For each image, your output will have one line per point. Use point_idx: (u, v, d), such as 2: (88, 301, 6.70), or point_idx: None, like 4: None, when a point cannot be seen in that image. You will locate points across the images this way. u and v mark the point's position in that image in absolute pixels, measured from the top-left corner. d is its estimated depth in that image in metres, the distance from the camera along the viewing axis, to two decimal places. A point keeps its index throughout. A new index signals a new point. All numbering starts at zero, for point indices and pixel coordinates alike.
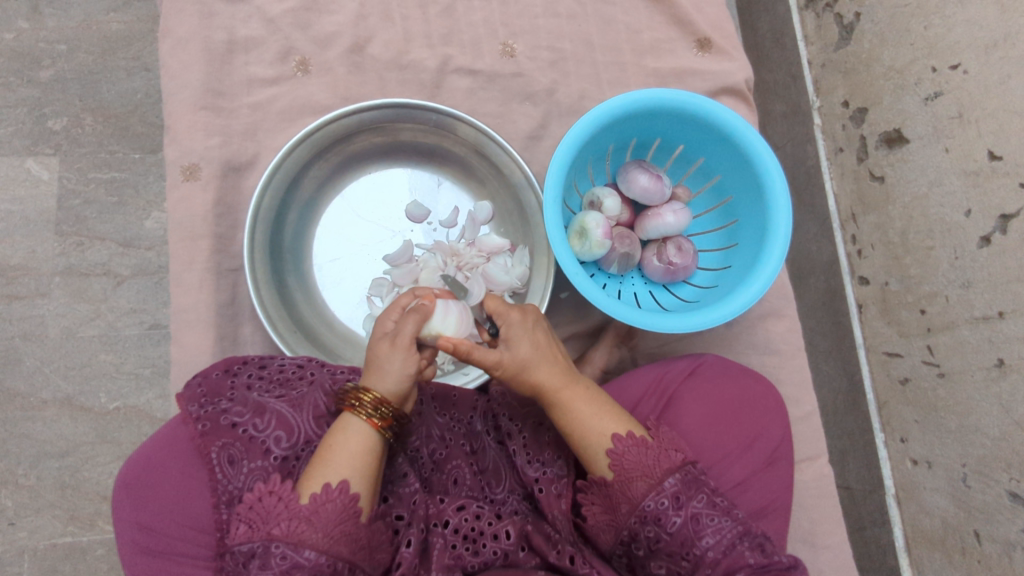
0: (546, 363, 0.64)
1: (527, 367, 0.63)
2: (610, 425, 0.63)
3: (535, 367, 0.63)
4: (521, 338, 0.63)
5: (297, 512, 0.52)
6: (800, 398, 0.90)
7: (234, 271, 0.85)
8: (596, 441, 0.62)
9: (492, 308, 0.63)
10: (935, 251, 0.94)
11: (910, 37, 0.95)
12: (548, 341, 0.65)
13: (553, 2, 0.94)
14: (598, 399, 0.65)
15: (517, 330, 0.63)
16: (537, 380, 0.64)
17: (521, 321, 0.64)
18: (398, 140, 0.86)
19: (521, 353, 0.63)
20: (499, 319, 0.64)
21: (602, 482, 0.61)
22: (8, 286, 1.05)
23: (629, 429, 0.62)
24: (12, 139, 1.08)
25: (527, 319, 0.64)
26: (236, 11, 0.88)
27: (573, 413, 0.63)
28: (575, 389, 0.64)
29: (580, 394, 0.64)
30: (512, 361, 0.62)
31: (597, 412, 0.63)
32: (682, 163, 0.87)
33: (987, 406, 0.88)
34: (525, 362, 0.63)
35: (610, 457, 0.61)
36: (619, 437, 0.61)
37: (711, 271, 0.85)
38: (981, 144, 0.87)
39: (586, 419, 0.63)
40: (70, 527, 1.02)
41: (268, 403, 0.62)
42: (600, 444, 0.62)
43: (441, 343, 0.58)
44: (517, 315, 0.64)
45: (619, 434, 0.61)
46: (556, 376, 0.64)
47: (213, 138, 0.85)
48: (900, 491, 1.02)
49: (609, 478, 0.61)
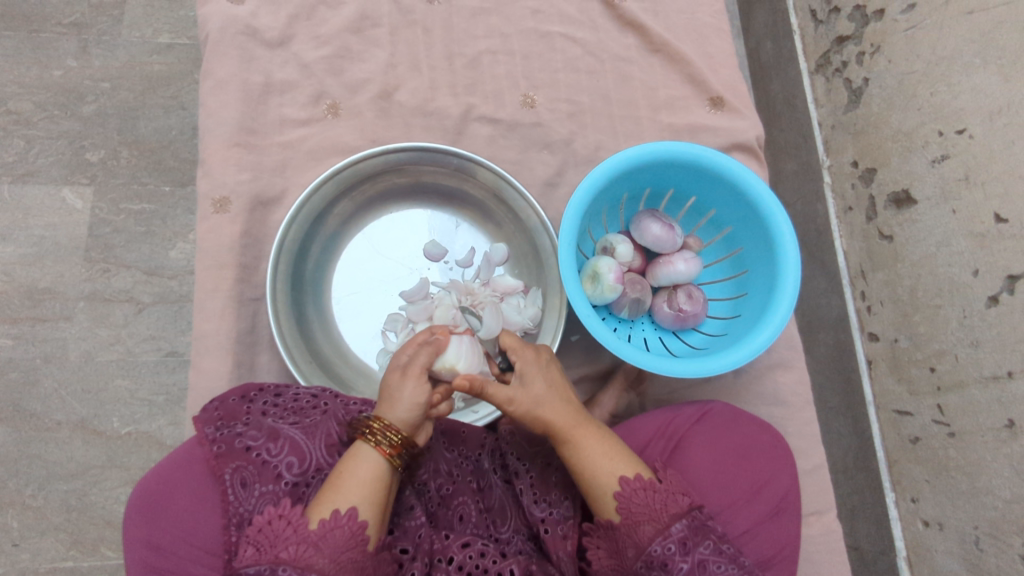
0: (558, 402, 0.64)
1: (541, 404, 0.64)
2: (620, 467, 0.62)
3: (548, 404, 0.64)
4: (535, 376, 0.64)
5: (306, 537, 0.53)
6: (809, 450, 0.90)
7: (255, 300, 0.88)
8: (604, 482, 0.62)
9: (507, 343, 0.66)
10: (944, 310, 0.95)
11: (917, 103, 0.98)
12: (560, 381, 0.66)
13: (574, 58, 0.99)
14: (608, 439, 0.65)
15: (532, 366, 0.65)
16: (549, 417, 0.64)
17: (535, 359, 0.65)
18: (420, 182, 0.90)
19: (535, 389, 0.64)
20: (514, 354, 0.65)
21: (608, 525, 0.61)
22: (35, 308, 1.08)
23: (637, 471, 0.62)
24: (51, 168, 1.13)
25: (540, 358, 0.66)
26: (273, 56, 0.93)
27: (584, 451, 0.63)
28: (585, 427, 0.64)
29: (590, 433, 0.64)
30: (527, 395, 0.63)
31: (608, 451, 0.63)
32: (694, 215, 0.89)
33: (998, 467, 0.87)
34: (539, 399, 0.64)
35: (617, 500, 0.61)
36: (627, 480, 0.61)
37: (721, 319, 0.87)
38: (988, 207, 0.89)
39: (596, 459, 0.63)
40: (72, 552, 1.02)
41: (282, 429, 0.63)
42: (609, 485, 0.62)
43: (458, 381, 0.60)
44: (532, 353, 0.66)
45: (627, 477, 0.61)
46: (567, 414, 0.64)
47: (244, 173, 0.89)
48: (911, 554, 1.00)
49: (615, 521, 0.61)
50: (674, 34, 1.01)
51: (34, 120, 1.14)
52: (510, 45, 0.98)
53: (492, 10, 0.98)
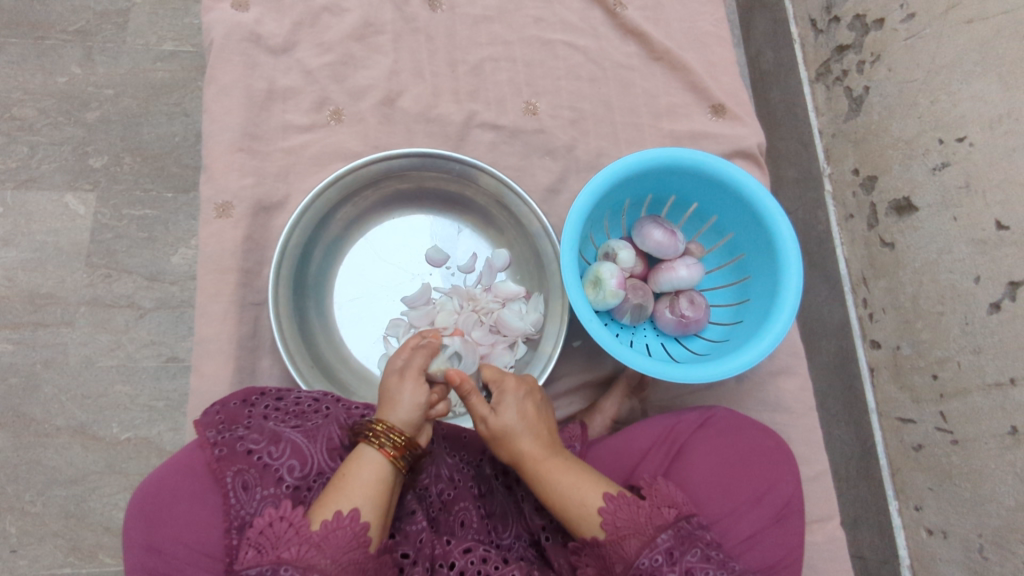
0: (529, 434, 0.64)
1: (510, 434, 0.64)
2: (593, 495, 0.61)
3: (519, 435, 0.64)
4: (509, 406, 0.65)
5: (309, 538, 0.52)
6: (811, 456, 0.89)
7: (257, 304, 0.88)
8: (574, 509, 0.61)
9: (487, 374, 0.67)
10: (946, 317, 0.95)
11: (917, 111, 0.99)
12: (536, 413, 0.66)
13: (575, 65, 0.99)
14: (580, 471, 0.64)
15: (508, 397, 0.65)
16: (519, 449, 0.64)
17: (513, 389, 0.66)
18: (422, 188, 0.90)
19: (506, 420, 0.64)
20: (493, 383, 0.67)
21: (592, 543, 0.60)
22: (36, 313, 1.08)
23: (617, 491, 0.62)
24: (54, 174, 1.13)
25: (521, 389, 0.66)
26: (277, 62, 0.93)
27: (552, 484, 0.63)
28: (556, 459, 0.64)
29: (559, 466, 0.63)
30: (497, 424, 0.64)
31: (577, 482, 0.62)
32: (696, 221, 0.90)
33: (1002, 475, 0.86)
34: (508, 429, 0.64)
35: (600, 517, 0.60)
36: (611, 497, 0.60)
37: (723, 325, 0.87)
38: (989, 214, 0.89)
39: (565, 489, 0.62)
40: (70, 558, 1.01)
41: (283, 432, 0.63)
42: (580, 512, 0.61)
43: (451, 375, 0.64)
44: (511, 383, 0.66)
45: (610, 493, 0.61)
46: (538, 447, 0.64)
47: (247, 178, 0.89)
48: (915, 562, 1.00)
49: (600, 538, 0.60)
50: (676, 43, 1.02)
51: (38, 127, 1.14)
52: (512, 53, 0.98)
53: (494, 18, 0.99)
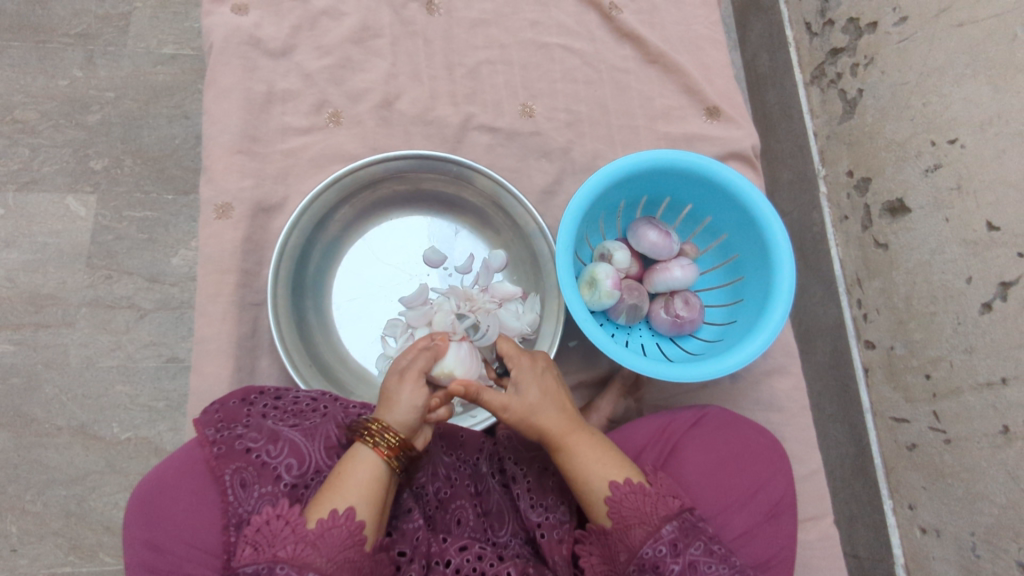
0: (554, 408, 0.65)
1: (536, 410, 0.64)
2: (614, 470, 0.63)
3: (545, 411, 0.65)
4: (530, 383, 0.65)
5: (304, 536, 0.53)
6: (805, 455, 0.90)
7: (255, 305, 0.89)
8: (598, 485, 0.62)
9: (504, 350, 0.68)
10: (938, 317, 0.96)
11: (910, 113, 1.00)
12: (556, 388, 0.67)
13: (571, 68, 1.00)
14: (601, 444, 0.65)
15: (527, 374, 0.66)
16: (546, 425, 0.64)
17: (531, 366, 0.66)
18: (420, 190, 0.91)
19: (530, 396, 0.64)
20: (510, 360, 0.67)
21: (601, 531, 0.62)
22: (37, 314, 1.09)
23: (627, 476, 0.63)
24: (55, 176, 1.14)
25: (537, 365, 0.67)
26: (276, 65, 0.94)
27: (578, 457, 0.64)
28: (580, 432, 0.65)
29: (585, 439, 0.65)
30: (523, 402, 0.64)
31: (601, 457, 0.64)
32: (690, 222, 0.91)
33: (994, 473, 0.87)
34: (534, 406, 0.64)
35: (608, 505, 0.61)
36: (618, 485, 0.61)
37: (717, 325, 0.87)
38: (980, 215, 0.90)
39: (590, 464, 0.63)
40: (70, 557, 1.02)
41: (281, 431, 0.64)
42: (602, 489, 0.62)
43: (453, 387, 0.62)
44: (528, 360, 0.67)
45: (617, 482, 0.62)
46: (563, 421, 0.65)
47: (246, 180, 0.90)
48: (909, 561, 1.00)
49: (608, 527, 0.62)
50: (671, 46, 1.03)
51: (40, 129, 1.15)
52: (509, 56, 0.99)
53: (491, 22, 1.00)
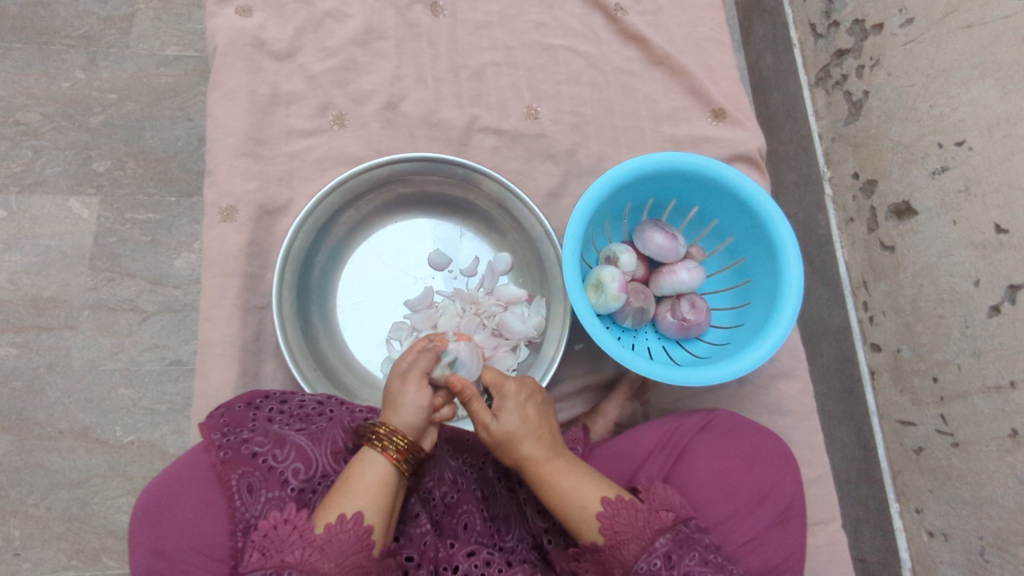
0: (531, 438, 0.63)
1: (514, 440, 0.62)
2: (596, 495, 0.62)
3: (522, 440, 0.63)
4: (511, 412, 0.63)
5: (312, 541, 0.53)
6: (813, 459, 0.90)
7: (260, 308, 0.88)
8: (578, 513, 0.61)
9: (489, 378, 0.64)
10: (946, 320, 0.95)
11: (916, 115, 0.99)
12: (538, 417, 0.64)
13: (577, 70, 1.00)
14: (584, 472, 0.64)
15: (509, 402, 0.63)
16: (522, 454, 0.63)
17: (515, 394, 0.64)
18: (425, 192, 0.90)
19: (508, 426, 0.62)
20: (494, 388, 0.64)
21: (593, 548, 0.61)
22: (40, 317, 1.08)
23: (617, 493, 0.62)
24: (58, 178, 1.14)
25: (521, 392, 0.64)
26: (280, 68, 0.94)
27: (555, 486, 0.62)
28: (559, 462, 0.63)
29: (564, 469, 0.63)
30: (499, 433, 0.62)
31: (580, 485, 0.62)
32: (696, 225, 0.90)
33: (1002, 477, 0.87)
34: (511, 435, 0.62)
35: (599, 521, 0.60)
36: (608, 501, 0.61)
37: (724, 328, 0.87)
38: (988, 218, 0.89)
39: (569, 491, 0.62)
40: (73, 562, 1.01)
41: (288, 435, 0.64)
42: (583, 515, 0.61)
43: (452, 381, 0.62)
44: (512, 388, 0.64)
45: (608, 498, 0.61)
46: (542, 450, 0.63)
47: (251, 182, 0.90)
48: (917, 565, 1.00)
49: (600, 543, 0.60)
50: (676, 47, 1.02)
51: (42, 131, 1.15)
52: (514, 57, 0.99)
53: (496, 24, 1.00)
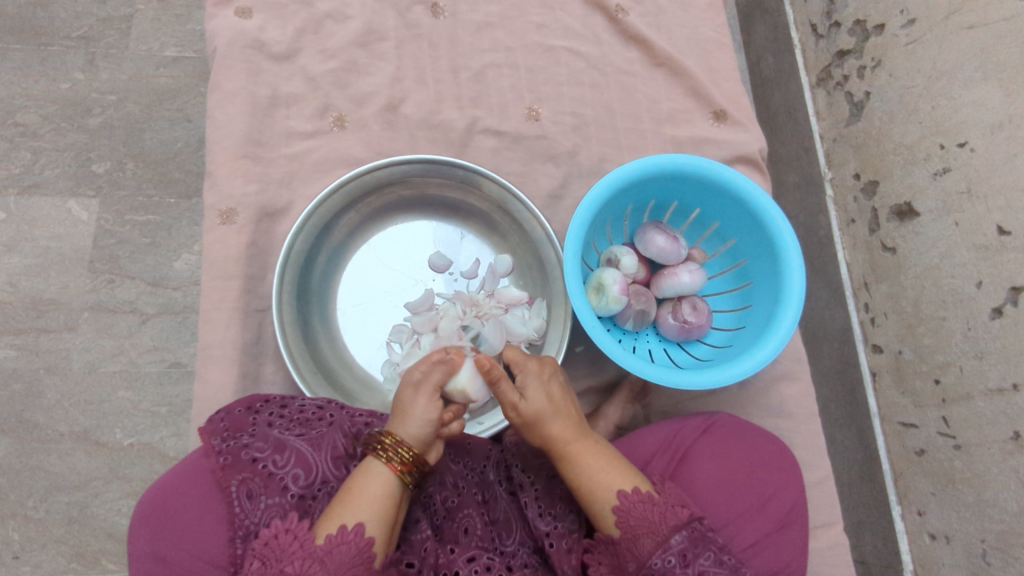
0: (558, 416, 0.64)
1: (540, 418, 0.63)
2: (619, 479, 0.62)
3: (548, 419, 0.64)
4: (536, 391, 0.64)
5: (311, 553, 0.52)
6: (814, 462, 0.89)
7: (260, 311, 0.88)
8: (602, 496, 0.62)
9: (511, 356, 0.66)
10: (948, 322, 0.95)
11: (918, 116, 0.99)
12: (563, 395, 0.66)
13: (578, 71, 1.00)
14: (609, 453, 0.64)
15: (532, 380, 0.64)
16: (550, 433, 0.64)
17: (537, 372, 0.65)
18: (426, 194, 0.90)
19: (535, 404, 0.63)
20: (516, 366, 0.65)
21: (609, 540, 0.61)
22: (39, 319, 1.08)
23: (635, 484, 0.62)
24: (57, 180, 1.13)
25: (544, 371, 0.66)
26: (280, 69, 0.93)
27: (581, 467, 0.63)
28: (586, 439, 0.64)
29: (590, 448, 0.64)
30: (527, 411, 0.63)
31: (606, 467, 0.63)
32: (698, 227, 0.90)
33: (1005, 480, 0.87)
34: (539, 413, 0.63)
35: (615, 514, 0.60)
36: (626, 494, 0.60)
37: (725, 331, 0.87)
38: (990, 220, 0.89)
39: (594, 473, 0.63)
40: (73, 565, 1.01)
41: (288, 440, 0.63)
42: (606, 499, 0.61)
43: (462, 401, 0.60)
44: (534, 366, 0.65)
45: (625, 491, 0.61)
46: (568, 429, 0.64)
47: (250, 184, 0.90)
48: (918, 568, 1.00)
49: (615, 536, 0.61)
50: (677, 48, 1.02)
51: (41, 132, 1.14)
52: (515, 58, 0.99)
53: (497, 24, 0.99)
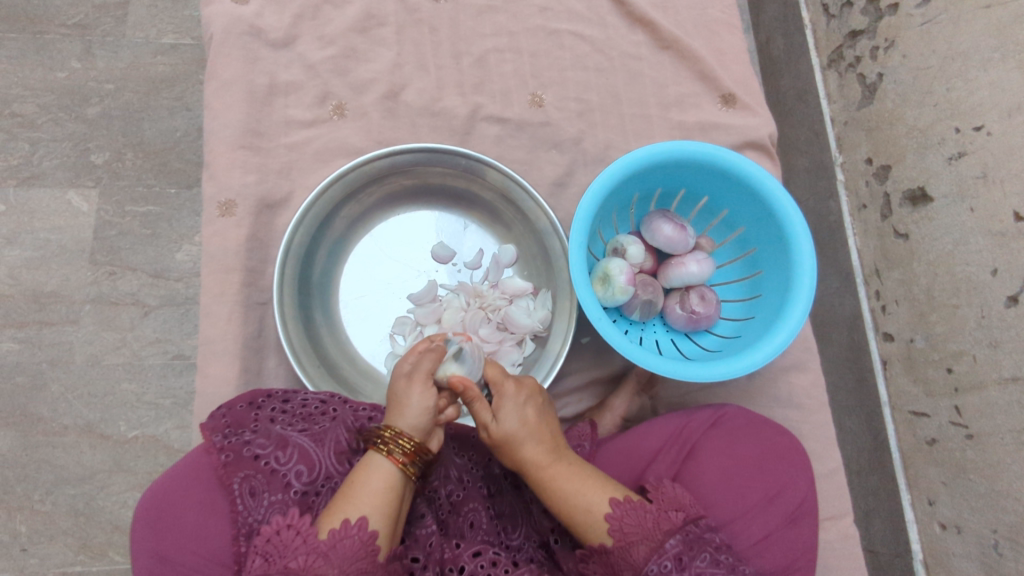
0: (532, 439, 0.62)
1: (513, 441, 0.62)
2: (599, 500, 0.61)
3: (521, 442, 0.62)
4: (510, 413, 0.62)
5: (315, 547, 0.52)
6: (824, 453, 0.88)
7: (262, 304, 0.87)
8: (580, 517, 0.60)
9: (490, 374, 0.64)
10: (961, 310, 0.93)
11: (933, 98, 0.96)
12: (539, 418, 0.64)
13: (582, 56, 0.97)
14: (587, 474, 0.63)
15: (508, 402, 0.63)
16: (523, 456, 0.62)
17: (513, 394, 0.63)
18: (429, 183, 0.88)
19: (507, 426, 0.62)
20: (494, 386, 0.64)
21: (601, 550, 0.59)
22: (41, 312, 1.07)
23: (626, 494, 0.62)
24: (56, 171, 1.12)
25: (521, 393, 0.64)
26: (278, 57, 0.91)
27: (556, 489, 0.61)
28: (562, 464, 0.63)
29: (565, 471, 0.62)
30: (498, 432, 0.62)
31: (582, 488, 0.61)
32: (706, 215, 0.88)
33: (1019, 471, 0.86)
34: (512, 436, 0.62)
35: (607, 523, 0.59)
36: (618, 502, 0.60)
37: (734, 321, 0.85)
38: (1007, 205, 0.87)
39: (570, 496, 0.61)
40: (81, 557, 1.01)
41: (290, 436, 0.62)
42: (586, 519, 0.60)
43: (454, 382, 0.62)
44: (511, 387, 0.64)
45: (617, 499, 0.60)
46: (542, 453, 0.63)
47: (249, 175, 0.88)
48: (928, 557, 0.99)
49: (608, 545, 0.59)
50: (684, 30, 0.99)
51: (39, 123, 1.13)
52: (518, 43, 0.96)
53: (499, 8, 0.97)
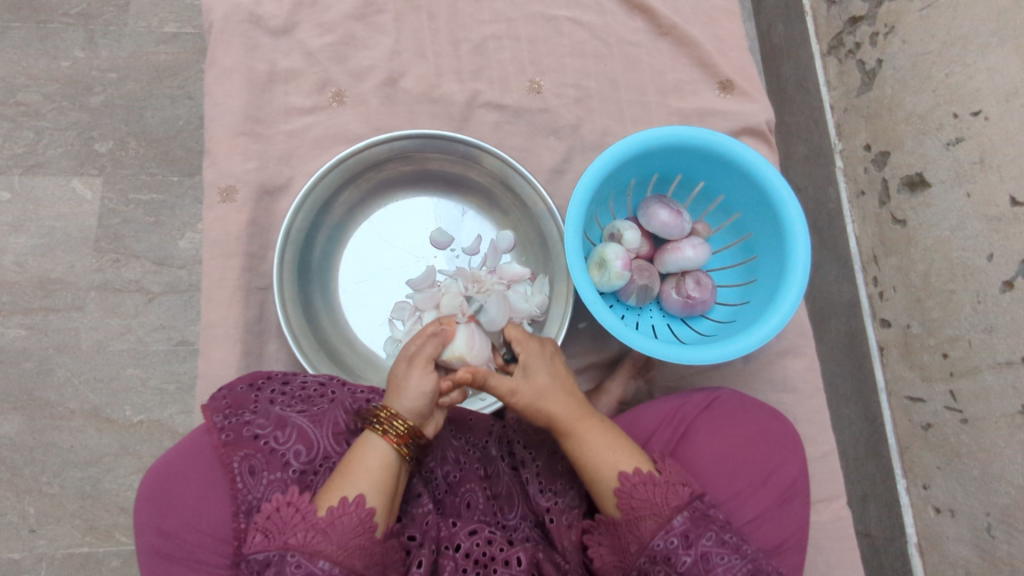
0: (562, 394, 0.65)
1: (545, 396, 0.64)
2: (627, 457, 0.63)
3: (553, 397, 0.64)
4: (540, 368, 0.65)
5: (314, 524, 0.53)
6: (818, 437, 0.89)
7: (262, 289, 0.88)
8: (609, 474, 0.62)
9: (513, 335, 0.66)
10: (957, 295, 0.94)
11: (931, 84, 0.96)
12: (565, 375, 0.67)
13: (580, 42, 0.98)
14: (613, 434, 0.64)
15: (536, 359, 0.65)
16: (554, 410, 0.64)
17: (541, 351, 0.66)
18: (427, 169, 0.89)
19: (539, 381, 0.64)
20: (519, 345, 0.66)
21: (610, 521, 0.61)
22: (47, 298, 1.09)
23: (637, 464, 0.62)
24: (60, 159, 1.13)
25: (546, 351, 0.67)
26: (277, 44, 0.92)
27: (586, 445, 0.63)
28: (591, 419, 0.64)
29: (594, 427, 0.64)
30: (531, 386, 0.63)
31: (613, 445, 0.63)
32: (703, 201, 0.89)
33: (1012, 454, 0.86)
34: (543, 391, 0.64)
35: (618, 496, 0.60)
36: (628, 475, 0.61)
37: (730, 305, 0.86)
38: (1003, 190, 0.87)
39: (601, 451, 0.63)
40: (88, 538, 1.03)
41: (289, 417, 0.64)
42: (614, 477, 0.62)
43: (462, 372, 0.62)
44: (537, 345, 0.66)
45: (626, 472, 0.61)
46: (572, 407, 0.65)
47: (249, 162, 0.89)
48: (922, 541, 1.00)
49: (617, 518, 0.61)
50: (683, 17, 1.00)
51: (43, 112, 1.14)
52: (516, 30, 0.97)
53: None
